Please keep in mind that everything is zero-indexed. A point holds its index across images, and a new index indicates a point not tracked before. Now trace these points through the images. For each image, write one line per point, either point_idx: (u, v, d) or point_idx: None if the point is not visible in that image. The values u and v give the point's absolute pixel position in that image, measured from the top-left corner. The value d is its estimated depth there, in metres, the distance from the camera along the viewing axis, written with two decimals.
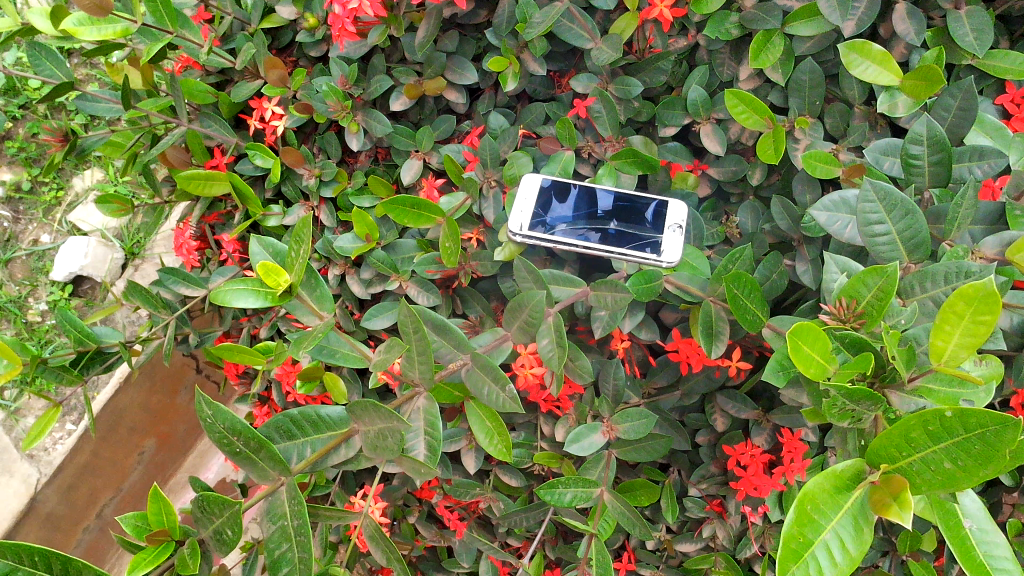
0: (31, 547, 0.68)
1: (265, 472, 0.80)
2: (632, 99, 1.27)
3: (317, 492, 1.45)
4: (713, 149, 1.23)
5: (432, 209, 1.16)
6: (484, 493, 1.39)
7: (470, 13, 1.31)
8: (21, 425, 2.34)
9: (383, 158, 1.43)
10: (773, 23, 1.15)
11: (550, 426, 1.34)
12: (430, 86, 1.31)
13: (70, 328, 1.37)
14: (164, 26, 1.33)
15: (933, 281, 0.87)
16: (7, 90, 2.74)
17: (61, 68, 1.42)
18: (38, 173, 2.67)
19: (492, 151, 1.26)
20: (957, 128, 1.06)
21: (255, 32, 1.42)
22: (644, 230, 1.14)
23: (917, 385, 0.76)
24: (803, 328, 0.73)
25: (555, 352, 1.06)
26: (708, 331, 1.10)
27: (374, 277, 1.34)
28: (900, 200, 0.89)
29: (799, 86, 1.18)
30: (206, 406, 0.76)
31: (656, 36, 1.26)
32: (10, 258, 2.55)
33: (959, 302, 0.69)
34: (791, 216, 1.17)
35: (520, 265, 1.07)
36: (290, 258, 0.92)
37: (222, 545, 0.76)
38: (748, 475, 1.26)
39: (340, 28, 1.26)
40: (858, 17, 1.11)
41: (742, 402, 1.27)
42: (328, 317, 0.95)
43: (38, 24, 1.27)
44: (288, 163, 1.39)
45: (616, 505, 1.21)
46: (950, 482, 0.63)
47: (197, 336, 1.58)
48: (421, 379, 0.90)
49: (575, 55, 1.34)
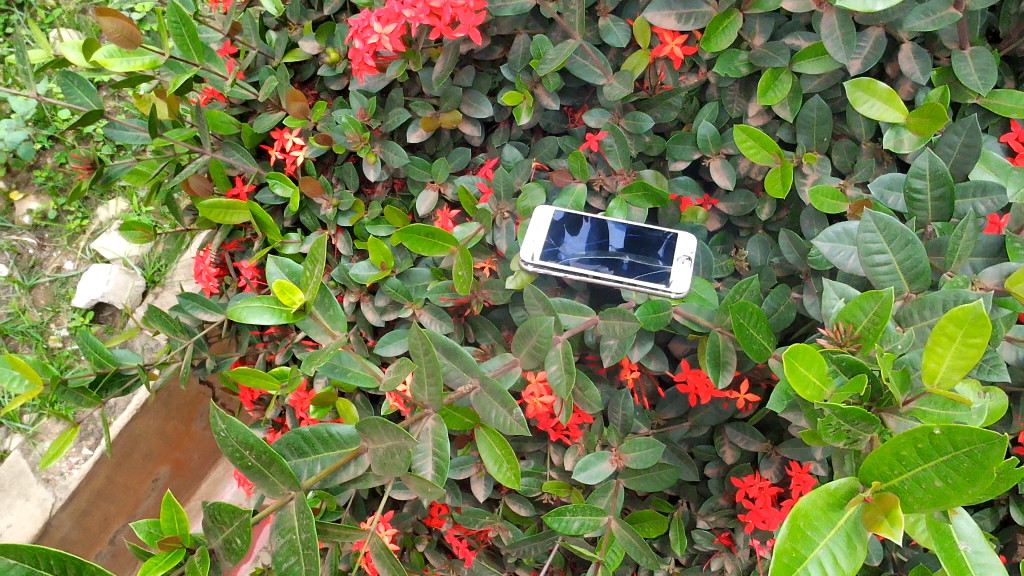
0: (48, 552, 0.71)
1: (276, 487, 0.82)
2: (643, 133, 1.29)
3: (327, 518, 1.37)
4: (722, 183, 1.25)
5: (446, 237, 1.19)
6: (493, 522, 1.40)
7: (486, 49, 1.34)
8: (38, 450, 2.36)
9: (400, 189, 1.47)
10: (781, 61, 1.18)
11: (559, 455, 1.36)
12: (447, 119, 1.35)
13: (90, 350, 1.39)
14: (192, 60, 1.37)
15: (931, 310, 0.89)
16: (37, 120, 2.82)
17: (92, 97, 1.46)
18: (64, 202, 2.74)
19: (506, 183, 1.29)
20: (962, 164, 1.08)
21: (278, 65, 1.47)
22: (656, 263, 1.15)
23: (911, 408, 0.78)
24: (800, 350, 0.76)
25: (563, 378, 1.07)
26: (715, 359, 1.13)
27: (389, 304, 1.37)
28: (900, 231, 0.91)
29: (808, 123, 1.20)
30: (219, 420, 0.79)
31: (668, 73, 1.29)
32: (33, 284, 2.61)
33: (950, 324, 0.72)
34: (799, 249, 1.19)
35: (529, 293, 1.10)
36: (305, 276, 0.95)
37: (231, 554, 0.78)
38: (756, 507, 1.27)
39: (360, 62, 1.29)
40: (864, 56, 1.14)
41: (752, 434, 1.29)
42: (340, 336, 0.97)
43: (71, 56, 1.32)
44: (307, 192, 1.43)
45: (624, 534, 1.22)
46: (941, 500, 0.65)
47: (214, 361, 1.61)
48: (430, 401, 0.93)
49: (588, 91, 1.38)
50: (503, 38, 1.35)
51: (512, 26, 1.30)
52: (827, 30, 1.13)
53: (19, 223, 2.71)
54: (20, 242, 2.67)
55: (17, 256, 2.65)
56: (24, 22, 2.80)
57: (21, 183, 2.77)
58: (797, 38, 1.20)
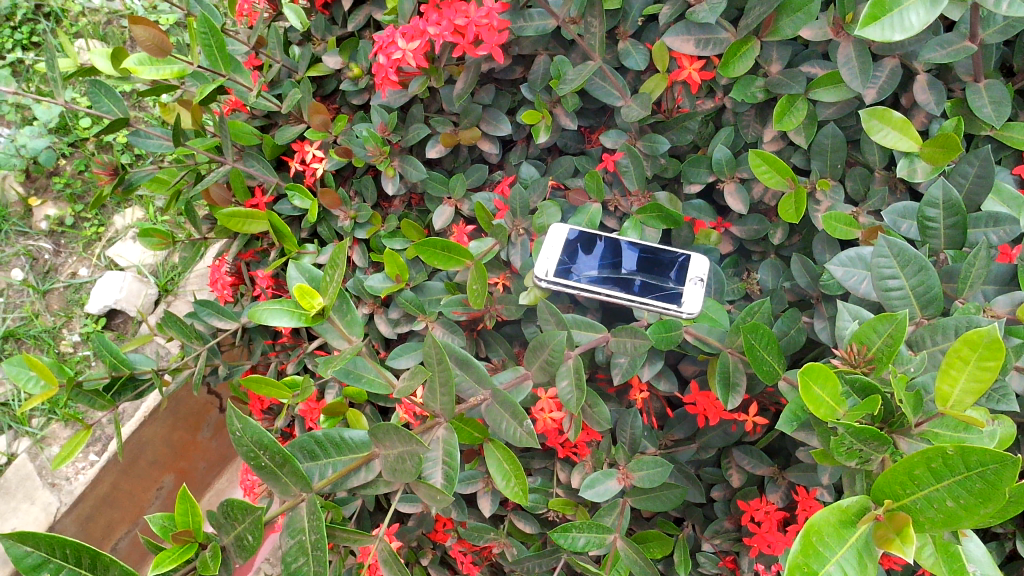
0: (64, 540, 0.74)
1: (288, 488, 0.83)
2: (658, 155, 1.31)
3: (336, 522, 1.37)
4: (736, 207, 1.26)
5: (461, 251, 1.20)
6: (497, 538, 1.39)
7: (507, 68, 1.37)
8: (45, 453, 2.37)
9: (416, 204, 1.50)
10: (797, 87, 1.20)
11: (566, 472, 1.36)
12: (465, 135, 1.37)
13: (105, 353, 1.40)
14: (218, 70, 1.39)
15: (943, 335, 0.91)
16: (59, 128, 2.87)
17: (118, 105, 1.48)
18: (82, 209, 2.77)
19: (522, 201, 1.30)
20: (974, 195, 1.09)
21: (302, 79, 1.50)
22: (667, 283, 1.16)
23: (923, 429, 0.79)
24: (814, 368, 0.78)
25: (574, 394, 1.09)
26: (725, 380, 1.14)
27: (401, 317, 1.38)
28: (913, 256, 0.92)
29: (822, 149, 1.22)
30: (236, 420, 0.80)
31: (685, 97, 1.30)
32: (48, 290, 2.63)
33: (964, 348, 0.73)
34: (810, 274, 1.20)
35: (543, 307, 1.12)
36: (325, 281, 0.97)
37: (242, 551, 0.80)
38: (761, 531, 1.26)
39: (384, 77, 1.31)
40: (880, 85, 1.16)
41: (760, 458, 1.29)
42: (357, 341, 0.99)
43: (100, 65, 1.33)
44: (325, 204, 1.45)
45: (630, 553, 1.21)
46: (952, 520, 0.65)
47: (227, 368, 1.62)
48: (442, 411, 0.94)
49: (605, 113, 1.40)
50: (523, 58, 1.38)
51: (533, 46, 1.32)
52: (843, 59, 1.14)
53: (36, 228, 2.74)
54: (37, 246, 2.71)
55: (34, 261, 2.69)
56: (50, 31, 2.87)
57: (40, 190, 2.81)
58: (813, 66, 1.22)
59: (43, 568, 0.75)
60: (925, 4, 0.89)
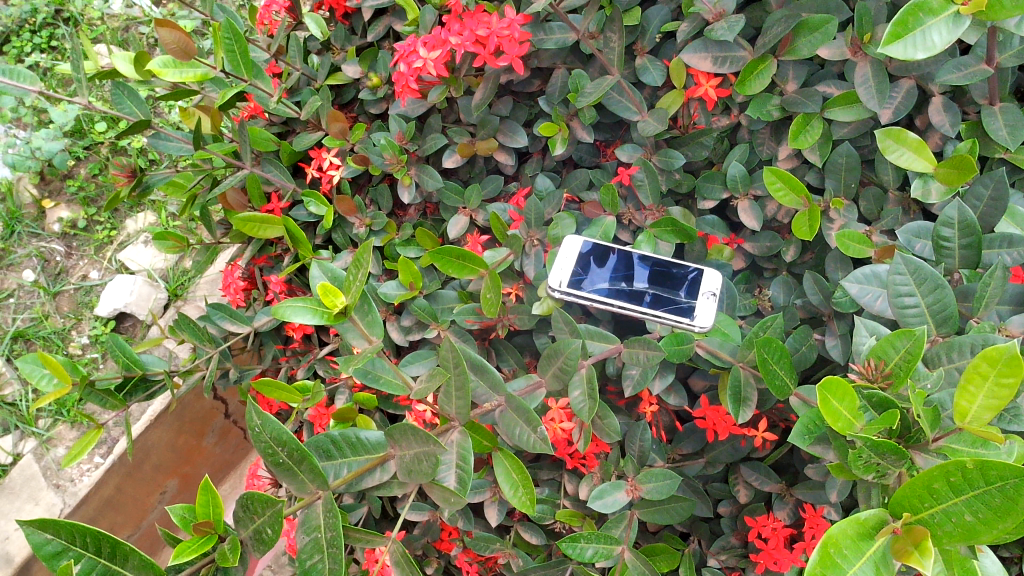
0: (84, 528, 0.75)
1: (305, 485, 0.84)
2: (673, 171, 1.33)
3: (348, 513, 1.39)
4: (748, 223, 1.27)
5: (477, 261, 1.20)
6: (503, 549, 1.38)
7: (524, 81, 1.39)
8: (51, 454, 2.38)
9: (431, 213, 1.52)
10: (813, 107, 1.20)
11: (573, 484, 1.37)
12: (482, 146, 1.39)
13: (118, 353, 1.41)
14: (240, 75, 1.39)
15: (959, 352, 0.92)
16: (75, 131, 2.90)
17: (140, 107, 1.49)
18: (95, 212, 2.80)
19: (537, 213, 1.31)
20: (989, 216, 1.10)
21: (321, 87, 1.52)
22: (678, 296, 1.17)
23: (940, 445, 0.81)
24: (833, 383, 0.79)
25: (585, 404, 1.09)
26: (736, 395, 1.13)
27: (414, 325, 1.39)
28: (929, 275, 0.93)
29: (836, 168, 1.23)
30: (255, 416, 0.81)
31: (701, 114, 1.33)
32: (58, 292, 2.66)
33: (982, 364, 0.73)
34: (823, 292, 1.21)
35: (558, 316, 1.14)
36: (348, 281, 0.97)
37: (260, 545, 0.81)
38: (768, 548, 1.24)
39: (404, 85, 1.32)
40: (895, 106, 1.17)
41: (766, 475, 1.29)
42: (376, 341, 1.01)
43: (123, 68, 1.35)
44: (341, 211, 1.46)
45: (636, 565, 1.20)
46: (970, 534, 0.66)
47: (237, 371, 1.63)
48: (456, 414, 0.95)
49: (621, 127, 1.42)
50: (541, 71, 1.40)
51: (551, 59, 1.34)
52: (860, 79, 1.17)
53: (49, 230, 2.76)
54: (49, 249, 2.73)
55: (45, 263, 2.71)
56: (69, 36, 2.91)
57: (53, 193, 2.84)
58: (828, 87, 1.23)
59: (64, 555, 0.76)
60: (947, 23, 0.90)
